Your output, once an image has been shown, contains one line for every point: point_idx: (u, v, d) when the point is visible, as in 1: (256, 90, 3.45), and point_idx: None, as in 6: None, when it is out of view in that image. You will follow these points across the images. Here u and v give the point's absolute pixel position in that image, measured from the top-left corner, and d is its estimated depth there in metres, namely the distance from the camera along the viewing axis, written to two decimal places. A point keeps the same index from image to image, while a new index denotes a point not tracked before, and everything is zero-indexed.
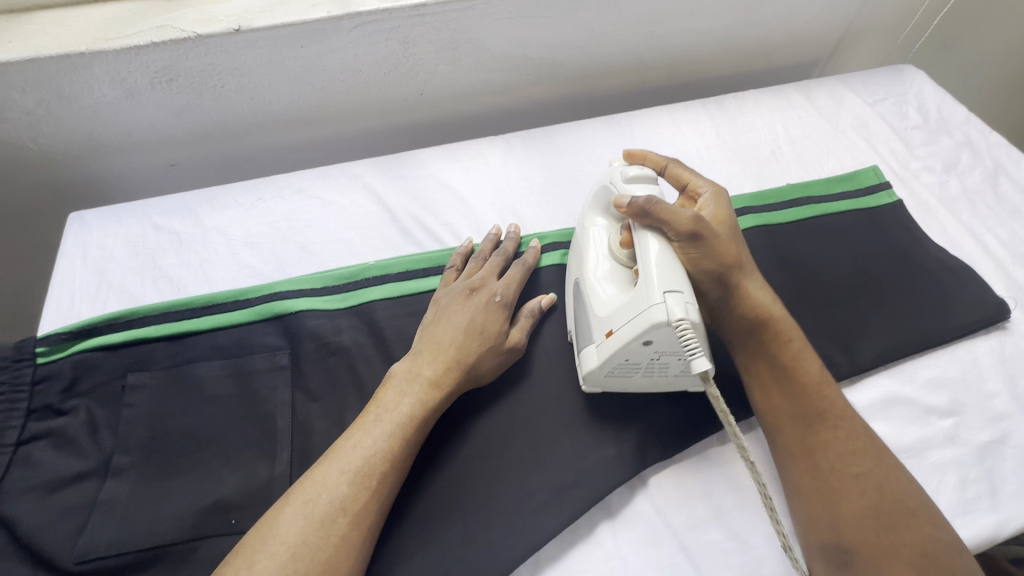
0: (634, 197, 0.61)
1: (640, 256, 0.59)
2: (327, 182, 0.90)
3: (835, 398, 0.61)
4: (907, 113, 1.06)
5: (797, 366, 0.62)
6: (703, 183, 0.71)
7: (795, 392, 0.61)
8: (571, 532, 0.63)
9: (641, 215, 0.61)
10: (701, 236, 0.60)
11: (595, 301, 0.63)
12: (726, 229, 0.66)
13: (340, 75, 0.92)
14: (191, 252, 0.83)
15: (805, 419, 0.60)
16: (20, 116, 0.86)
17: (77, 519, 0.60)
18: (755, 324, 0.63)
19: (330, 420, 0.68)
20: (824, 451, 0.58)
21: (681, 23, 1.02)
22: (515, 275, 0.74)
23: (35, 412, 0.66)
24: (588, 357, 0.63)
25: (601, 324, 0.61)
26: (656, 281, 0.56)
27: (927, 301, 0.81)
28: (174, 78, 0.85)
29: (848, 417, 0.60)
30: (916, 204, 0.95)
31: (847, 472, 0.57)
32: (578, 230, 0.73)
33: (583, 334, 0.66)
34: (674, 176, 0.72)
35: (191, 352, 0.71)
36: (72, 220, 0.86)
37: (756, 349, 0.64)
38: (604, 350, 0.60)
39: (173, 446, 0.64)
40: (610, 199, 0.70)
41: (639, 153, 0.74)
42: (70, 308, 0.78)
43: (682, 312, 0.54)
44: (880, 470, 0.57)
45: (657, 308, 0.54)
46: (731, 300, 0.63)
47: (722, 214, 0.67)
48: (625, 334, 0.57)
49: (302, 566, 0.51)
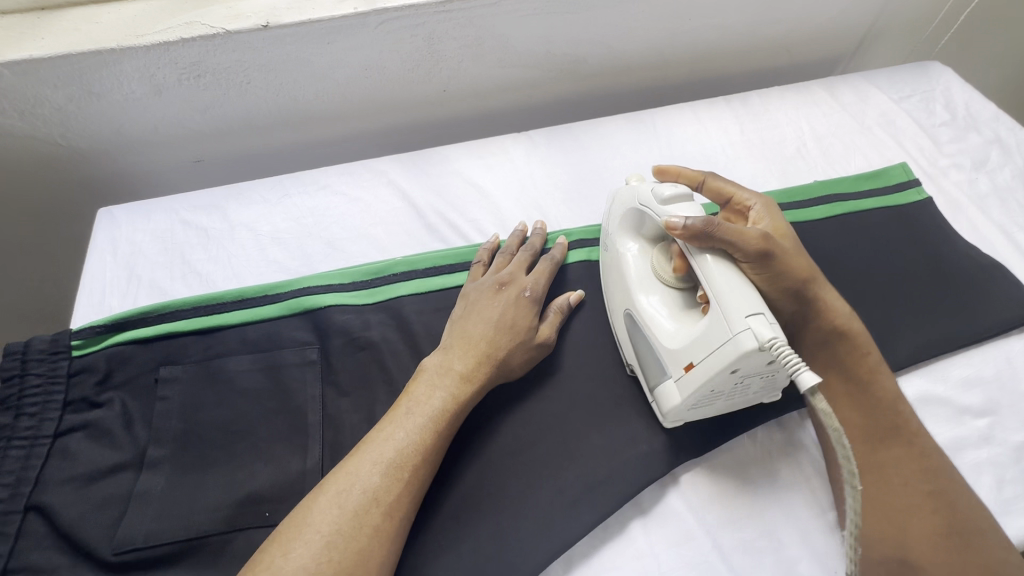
0: (689, 220, 0.58)
1: (704, 281, 0.58)
2: (352, 178, 0.91)
3: (909, 416, 0.62)
4: (934, 110, 1.05)
5: (873, 383, 0.63)
6: (749, 197, 0.70)
7: (870, 408, 0.62)
8: (603, 529, 0.63)
9: (701, 238, 0.58)
10: (772, 256, 0.59)
11: (660, 334, 0.63)
12: (790, 242, 0.66)
13: (364, 71, 0.92)
14: (218, 247, 0.84)
15: (878, 435, 0.61)
16: (51, 112, 0.87)
17: (114, 510, 0.61)
18: (830, 339, 0.64)
19: (361, 415, 0.68)
20: (895, 465, 0.59)
21: (705, 18, 1.02)
22: (543, 270, 0.74)
23: (71, 404, 0.66)
24: (667, 395, 0.63)
25: (676, 358, 0.60)
26: (736, 305, 0.54)
27: (959, 300, 0.80)
28: (202, 74, 0.86)
29: (923, 437, 0.61)
30: (946, 202, 0.93)
31: (920, 489, 0.58)
32: (611, 252, 0.73)
33: (654, 371, 0.65)
34: (714, 190, 0.72)
35: (222, 346, 0.72)
36: (102, 215, 0.87)
37: (830, 363, 0.64)
38: (688, 385, 0.59)
39: (207, 440, 0.65)
40: (640, 217, 0.70)
41: (672, 168, 0.75)
42: (102, 302, 0.79)
43: (770, 332, 0.52)
44: (955, 490, 0.58)
45: (745, 334, 0.53)
46: (807, 315, 0.64)
47: (779, 226, 0.67)
48: (711, 364, 0.56)
49: (337, 555, 0.51)
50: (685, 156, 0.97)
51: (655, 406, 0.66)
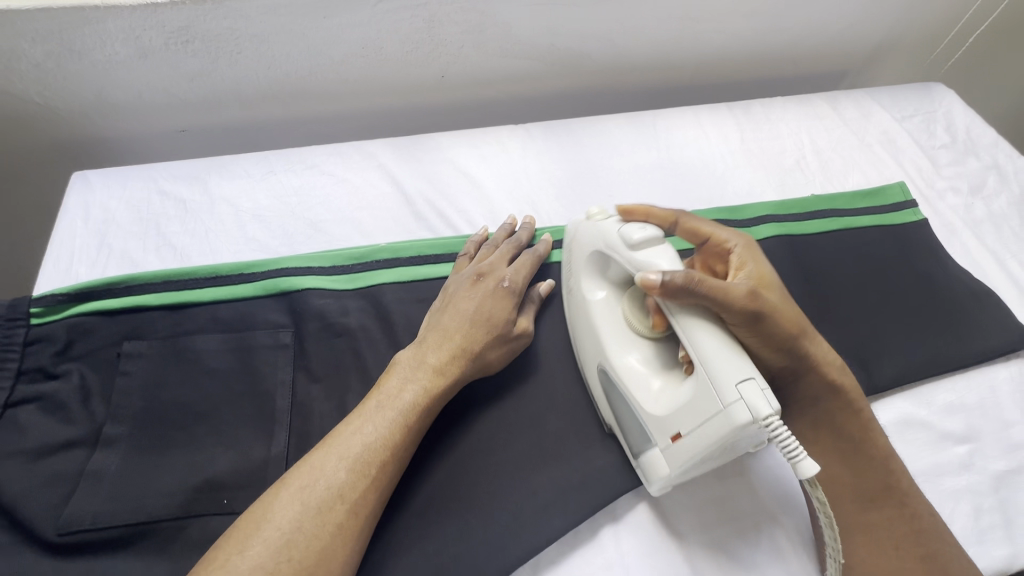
0: (667, 277, 0.53)
1: (691, 349, 0.54)
2: (341, 159, 0.88)
3: (902, 475, 0.61)
4: (935, 132, 1.04)
5: (868, 440, 0.61)
6: (727, 234, 0.64)
7: (863, 467, 0.61)
8: (574, 535, 0.61)
9: (683, 294, 0.53)
10: (762, 313, 0.55)
11: (645, 400, 0.59)
12: (775, 293, 0.60)
13: (361, 50, 0.89)
14: (196, 221, 0.81)
15: (869, 496, 0.60)
16: (28, 68, 0.83)
17: (64, 488, 0.58)
18: (821, 394, 0.62)
19: (331, 403, 0.65)
20: (887, 527, 0.59)
21: (713, 22, 1.00)
22: (525, 262, 0.72)
23: (26, 374, 0.63)
24: (654, 462, 0.58)
25: (663, 426, 0.57)
26: (728, 374, 0.51)
27: (950, 324, 0.80)
28: (190, 40, 0.82)
29: (915, 495, 0.60)
30: (941, 225, 0.93)
31: (912, 552, 0.58)
32: (578, 301, 0.69)
33: (637, 437, 0.61)
34: (689, 230, 0.65)
35: (192, 323, 0.69)
36: (75, 179, 0.84)
37: (821, 417, 0.62)
38: (677, 455, 0.55)
39: (168, 420, 0.62)
40: (607, 262, 0.66)
41: (639, 209, 0.67)
42: (69, 269, 0.76)
43: (767, 407, 0.49)
44: (947, 554, 0.58)
45: (738, 408, 0.49)
46: (801, 370, 0.60)
47: (763, 271, 0.61)
48: (700, 438, 0.53)
49: (297, 553, 0.49)
50: (684, 160, 0.95)
51: (639, 470, 0.61)
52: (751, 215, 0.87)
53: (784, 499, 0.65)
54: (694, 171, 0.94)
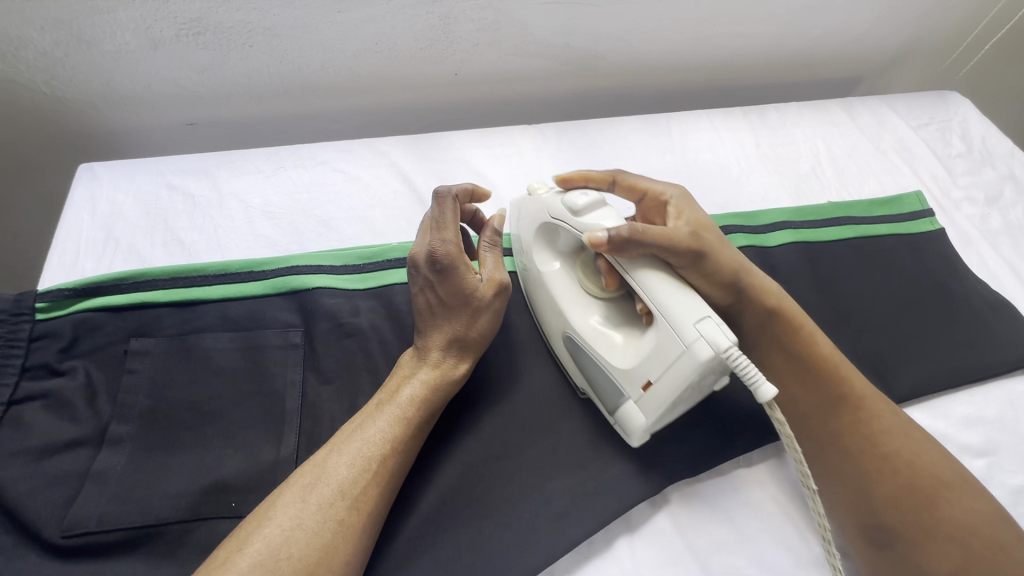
0: (612, 232, 0.55)
1: (645, 295, 0.55)
2: (353, 156, 0.86)
3: (857, 382, 0.64)
4: (951, 141, 1.03)
5: (821, 367, 0.64)
6: (662, 188, 0.68)
7: (816, 386, 0.64)
8: (588, 545, 0.60)
9: (630, 246, 0.56)
10: (701, 251, 0.60)
11: (612, 357, 0.59)
12: (712, 233, 0.64)
13: (375, 45, 0.88)
14: (204, 216, 0.79)
15: (824, 407, 0.64)
16: (36, 56, 0.81)
17: (68, 488, 0.56)
18: (765, 320, 0.65)
19: (342, 405, 0.64)
20: (851, 432, 0.62)
21: (730, 25, 0.99)
22: (448, 221, 0.62)
23: (30, 370, 0.62)
24: (629, 414, 0.58)
25: (633, 377, 0.57)
26: (684, 314, 0.52)
27: (967, 336, 0.79)
28: (202, 31, 0.81)
29: (871, 396, 0.63)
30: (957, 235, 0.92)
31: (878, 453, 0.61)
32: (532, 275, 0.69)
33: (609, 394, 0.60)
34: (626, 187, 0.69)
35: (199, 320, 0.67)
36: (81, 171, 0.82)
37: (771, 345, 0.66)
38: (649, 403, 0.55)
39: (175, 420, 0.61)
40: (555, 233, 0.66)
41: (578, 175, 0.69)
42: (74, 263, 0.74)
43: (724, 339, 0.50)
44: (912, 446, 0.61)
45: (699, 345, 0.50)
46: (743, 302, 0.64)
47: (699, 216, 0.65)
48: (668, 380, 0.53)
49: (297, 550, 0.47)
50: (699, 165, 0.94)
51: (618, 426, 0.60)
52: (767, 220, 0.85)
53: (801, 514, 0.64)
54: (709, 176, 0.93)
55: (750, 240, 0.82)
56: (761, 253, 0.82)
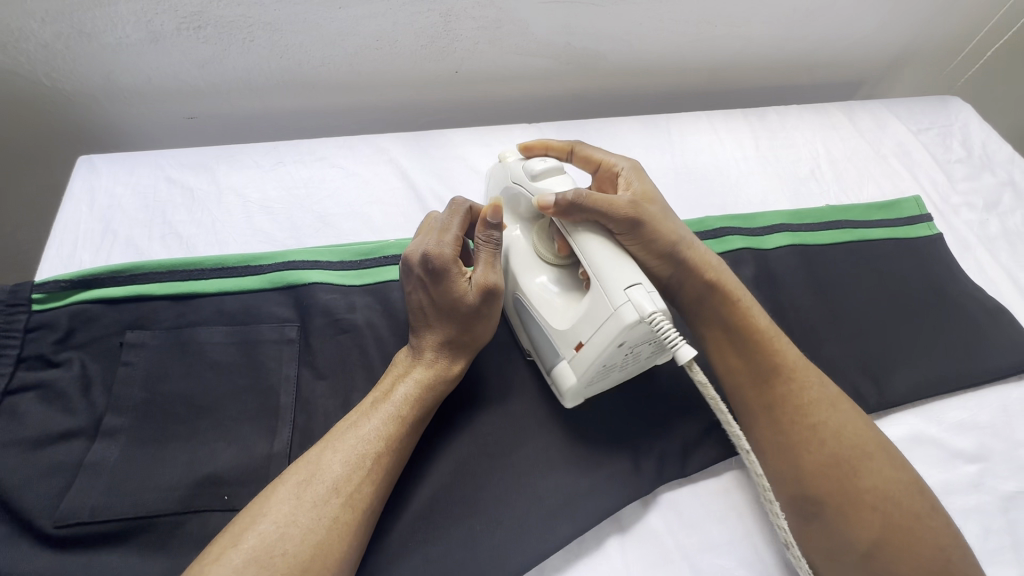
0: (559, 196, 0.58)
1: (585, 260, 0.57)
2: (352, 152, 0.86)
3: (789, 353, 0.62)
4: (951, 146, 1.03)
5: (762, 342, 0.62)
6: (616, 160, 0.68)
7: (751, 357, 0.62)
8: (579, 544, 0.60)
9: (573, 210, 0.58)
10: (640, 221, 0.60)
11: (550, 316, 0.60)
12: (658, 206, 0.64)
13: (376, 42, 0.88)
14: (203, 210, 0.79)
15: (760, 379, 0.62)
16: (36, 48, 0.82)
17: (63, 479, 0.57)
18: (704, 293, 0.64)
19: (336, 400, 0.64)
20: (784, 404, 0.60)
21: (731, 27, 0.99)
22: (452, 225, 0.63)
23: (26, 360, 0.62)
24: (563, 374, 0.59)
25: (566, 338, 0.58)
26: (616, 280, 0.53)
27: (962, 341, 0.79)
28: (203, 26, 0.81)
29: (804, 368, 0.62)
30: (955, 240, 0.92)
31: (807, 423, 0.59)
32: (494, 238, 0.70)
33: (548, 352, 0.62)
34: (584, 158, 0.70)
35: (195, 314, 0.67)
36: (80, 163, 0.82)
37: (706, 314, 0.65)
38: (580, 363, 0.56)
39: (169, 413, 0.61)
40: (515, 198, 0.67)
41: (539, 144, 0.70)
42: (72, 255, 0.75)
43: (651, 305, 0.50)
44: (839, 417, 0.59)
45: (626, 308, 0.51)
46: (684, 277, 0.64)
47: (647, 189, 0.65)
48: (597, 341, 0.54)
49: (291, 547, 0.47)
50: (698, 166, 0.94)
51: (553, 386, 0.62)
52: (765, 222, 0.85)
53: None
54: (708, 177, 0.93)
55: (747, 241, 0.82)
56: (758, 256, 0.82)
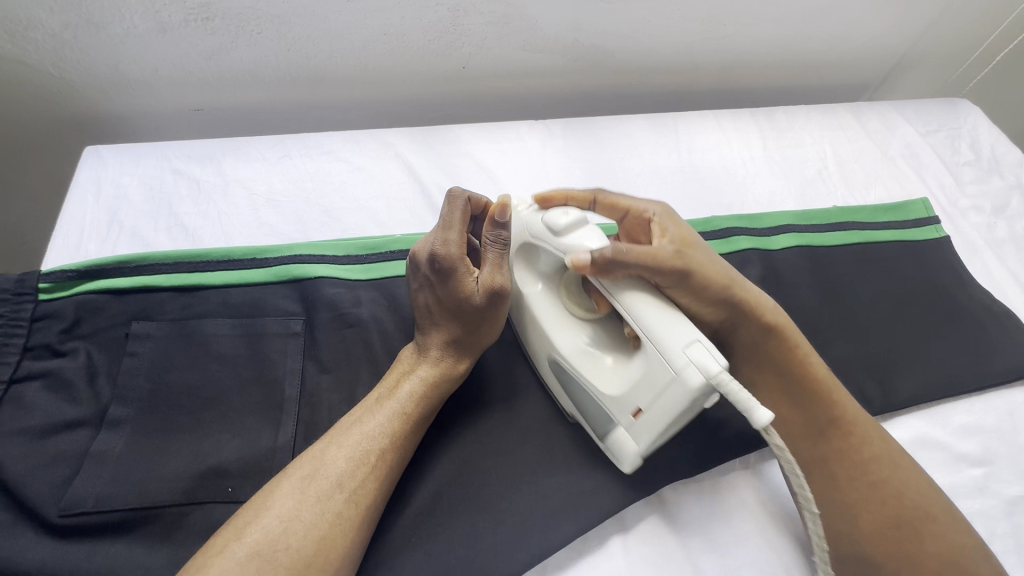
0: (595, 254, 0.54)
1: (632, 320, 0.55)
2: (358, 147, 0.86)
3: (848, 407, 0.61)
4: (960, 148, 1.03)
5: (822, 395, 0.61)
6: (646, 207, 0.65)
7: (810, 412, 0.61)
8: (582, 541, 0.60)
9: (612, 267, 0.54)
10: (689, 272, 0.57)
11: (600, 381, 0.59)
12: (701, 251, 0.61)
13: (383, 36, 0.87)
14: (209, 202, 0.79)
15: (816, 434, 0.61)
16: (44, 37, 0.82)
17: (67, 468, 0.57)
18: (761, 340, 0.62)
19: (341, 394, 0.64)
20: (843, 461, 0.60)
21: (739, 26, 0.99)
22: (454, 221, 0.62)
23: (32, 350, 0.62)
24: (621, 441, 0.58)
25: (623, 403, 0.57)
26: (672, 340, 0.51)
27: (967, 345, 0.78)
28: (211, 17, 0.81)
29: (864, 423, 0.61)
30: (962, 243, 0.92)
31: (866, 481, 0.59)
32: (516, 296, 0.67)
33: (597, 419, 0.60)
34: (609, 204, 0.65)
35: (201, 306, 0.67)
36: (87, 154, 0.82)
37: (762, 363, 0.63)
38: (643, 430, 0.55)
39: (175, 403, 0.61)
40: (536, 252, 0.64)
41: (557, 195, 0.64)
42: (78, 245, 0.75)
43: (715, 363, 0.49)
44: (900, 476, 0.59)
45: (690, 371, 0.50)
46: (738, 323, 0.61)
47: (684, 233, 0.62)
48: (662, 405, 0.53)
49: (294, 542, 0.47)
50: (705, 165, 0.93)
51: (607, 450, 0.60)
52: (772, 223, 0.85)
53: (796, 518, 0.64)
54: (714, 176, 0.93)
55: (754, 242, 0.82)
56: (765, 256, 0.81)
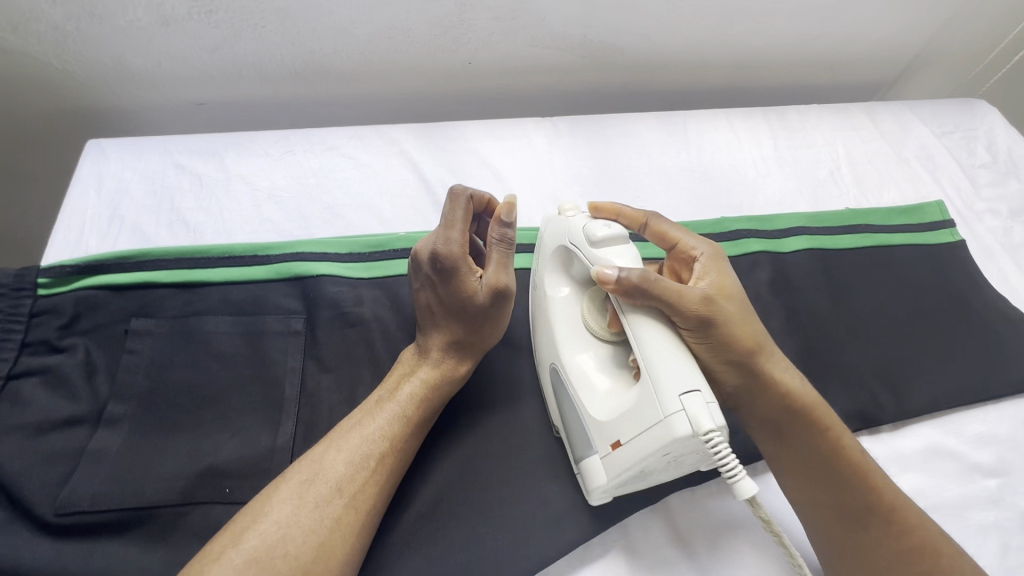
0: (623, 273, 0.52)
1: (637, 348, 0.51)
2: (362, 143, 0.85)
3: (885, 487, 0.56)
4: (976, 150, 1.00)
5: (851, 470, 0.56)
6: (695, 243, 0.61)
7: (840, 490, 0.56)
8: (584, 548, 0.59)
9: (634, 292, 0.52)
10: (712, 323, 0.53)
11: (591, 404, 0.55)
12: (735, 304, 0.56)
13: (388, 31, 0.86)
14: (211, 197, 0.78)
15: (849, 518, 0.55)
16: (48, 30, 0.81)
17: (64, 466, 0.56)
18: (787, 414, 0.56)
19: (341, 394, 0.63)
20: (877, 548, 0.54)
21: (752, 23, 0.96)
22: (457, 219, 0.60)
23: (30, 346, 0.61)
24: (593, 470, 0.54)
25: (605, 433, 0.53)
26: (669, 381, 0.47)
27: (982, 352, 0.77)
28: (215, 10, 0.80)
29: (904, 508, 0.55)
30: (978, 247, 0.89)
31: (904, 570, 0.53)
32: (540, 295, 0.64)
33: (580, 442, 0.57)
34: (658, 234, 0.63)
35: (201, 303, 0.66)
36: (90, 148, 0.82)
37: (783, 435, 0.57)
38: (615, 465, 0.51)
39: (173, 402, 0.60)
40: (570, 257, 0.62)
41: (609, 207, 0.65)
42: (79, 239, 0.74)
43: (708, 420, 0.45)
44: (946, 566, 0.53)
45: (678, 419, 0.46)
46: (755, 392, 0.56)
47: (726, 284, 0.58)
48: (637, 446, 0.49)
49: (293, 548, 0.46)
50: (715, 165, 0.92)
51: (582, 479, 0.57)
52: (783, 225, 0.83)
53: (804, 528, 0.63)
54: (724, 177, 0.91)
55: (764, 244, 0.80)
56: (776, 259, 0.80)
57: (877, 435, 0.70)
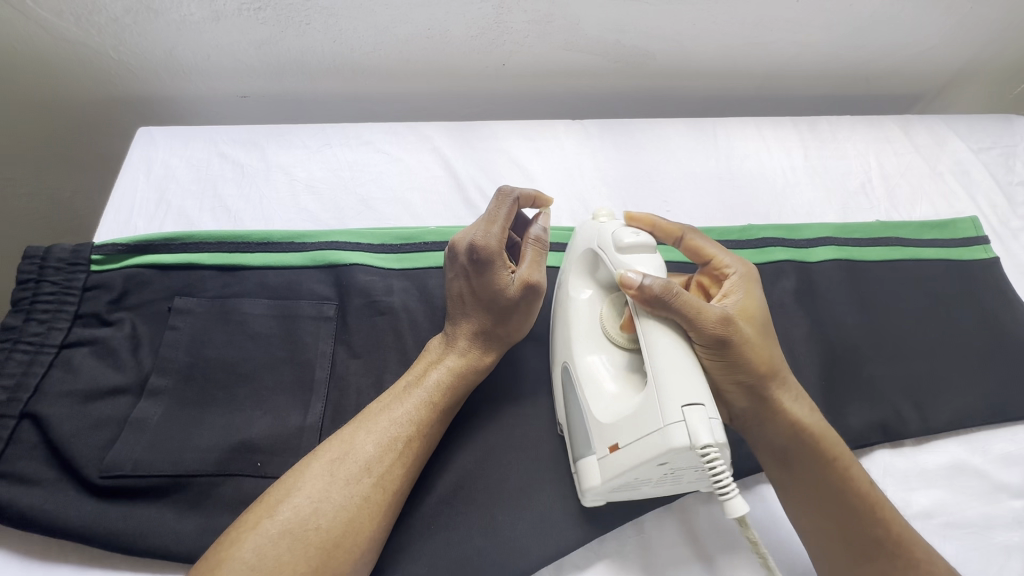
0: (646, 280, 0.53)
1: (647, 359, 0.51)
2: (397, 138, 0.88)
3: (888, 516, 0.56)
4: (1014, 167, 0.98)
5: (853, 495, 0.56)
6: (730, 261, 0.63)
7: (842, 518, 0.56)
8: (599, 542, 0.60)
9: (657, 304, 0.52)
10: (730, 342, 0.53)
11: (594, 403, 0.56)
12: (753, 326, 0.57)
13: (426, 31, 0.89)
14: (251, 186, 0.82)
15: (854, 550, 0.55)
16: (106, 22, 0.86)
17: (109, 432, 0.59)
18: (793, 437, 0.57)
19: (369, 379, 0.65)
20: None
21: (787, 32, 0.96)
22: (500, 216, 0.63)
23: (82, 318, 0.65)
24: (587, 471, 0.55)
25: (604, 435, 0.53)
26: (672, 393, 0.48)
27: (1013, 372, 0.75)
28: (263, 7, 0.83)
29: (906, 535, 0.56)
30: (1012, 265, 0.88)
31: None
32: (561, 294, 0.66)
33: (580, 439, 0.57)
34: (692, 249, 0.65)
35: (240, 285, 0.69)
36: (140, 134, 0.86)
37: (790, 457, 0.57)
38: (620, 473, 0.52)
39: (211, 377, 0.63)
40: (595, 262, 0.63)
41: (645, 218, 0.66)
42: (128, 221, 0.78)
43: (707, 435, 0.45)
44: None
45: (677, 430, 0.46)
46: (766, 412, 0.56)
47: (750, 304, 0.59)
48: (636, 452, 0.49)
49: (324, 523, 0.49)
50: (744, 172, 0.92)
51: (575, 476, 0.58)
52: (811, 234, 0.83)
53: None
54: (752, 184, 0.91)
55: (791, 253, 0.80)
56: (801, 269, 0.80)
57: (899, 449, 0.70)
